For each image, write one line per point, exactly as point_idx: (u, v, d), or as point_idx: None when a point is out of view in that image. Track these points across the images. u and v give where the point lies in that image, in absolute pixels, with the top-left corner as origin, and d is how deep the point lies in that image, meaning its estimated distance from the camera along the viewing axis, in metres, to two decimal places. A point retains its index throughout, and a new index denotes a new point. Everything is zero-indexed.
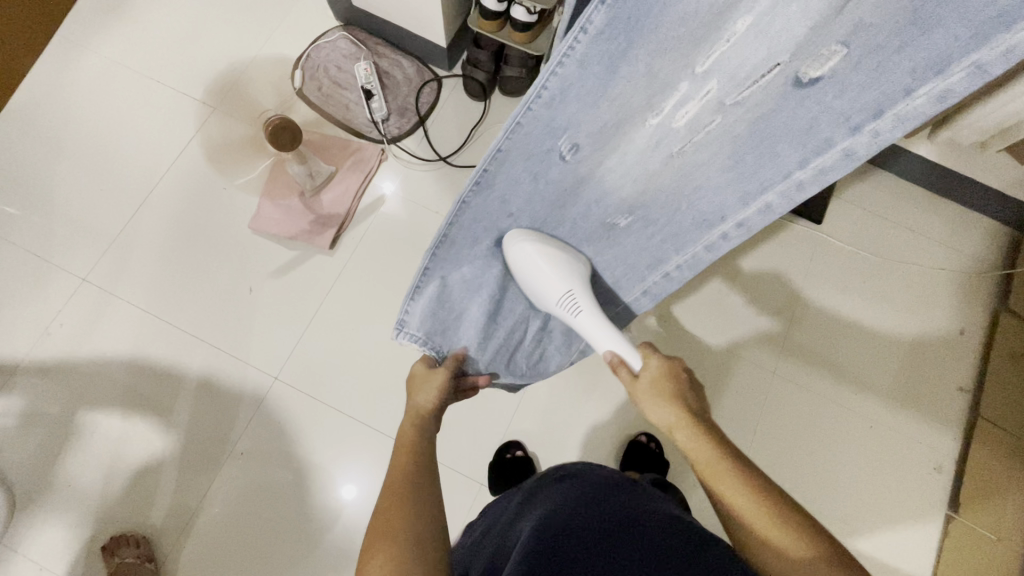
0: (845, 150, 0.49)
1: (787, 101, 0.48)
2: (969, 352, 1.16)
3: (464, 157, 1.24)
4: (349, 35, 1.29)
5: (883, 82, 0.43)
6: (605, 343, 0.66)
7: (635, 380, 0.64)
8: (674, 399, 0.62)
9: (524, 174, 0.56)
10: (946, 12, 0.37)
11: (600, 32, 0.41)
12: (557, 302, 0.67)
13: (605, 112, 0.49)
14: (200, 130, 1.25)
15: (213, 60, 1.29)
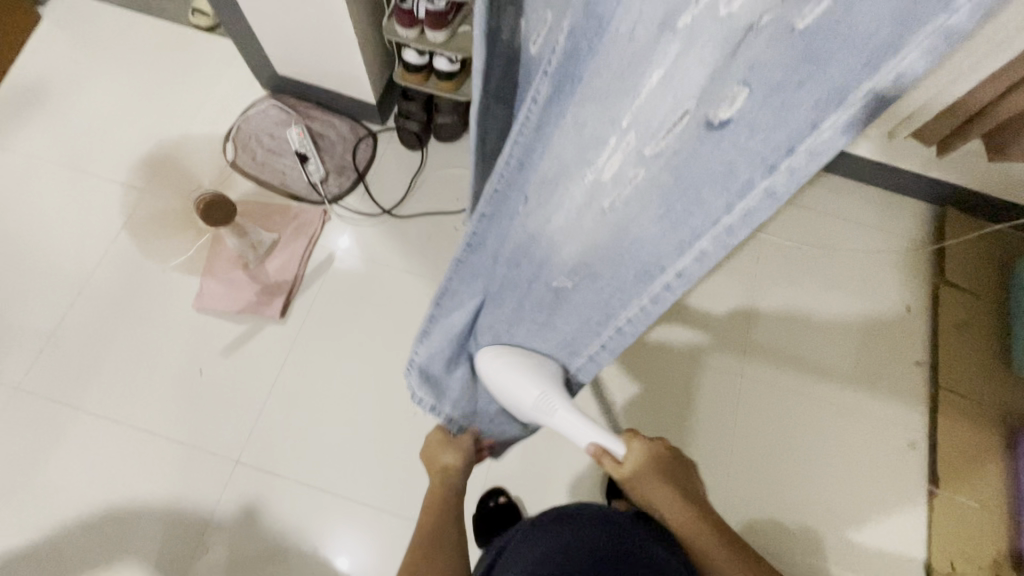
0: (763, 193, 0.43)
1: (704, 146, 0.44)
2: (919, 327, 1.21)
3: (408, 207, 1.24)
4: (280, 102, 1.30)
5: (787, 122, 0.39)
6: (585, 437, 0.71)
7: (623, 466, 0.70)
8: (654, 479, 0.69)
9: (502, 228, 0.63)
10: (833, 45, 0.34)
11: (549, 98, 0.47)
12: (536, 400, 0.73)
13: (546, 165, 0.54)
14: (134, 214, 1.21)
15: (140, 143, 1.27)
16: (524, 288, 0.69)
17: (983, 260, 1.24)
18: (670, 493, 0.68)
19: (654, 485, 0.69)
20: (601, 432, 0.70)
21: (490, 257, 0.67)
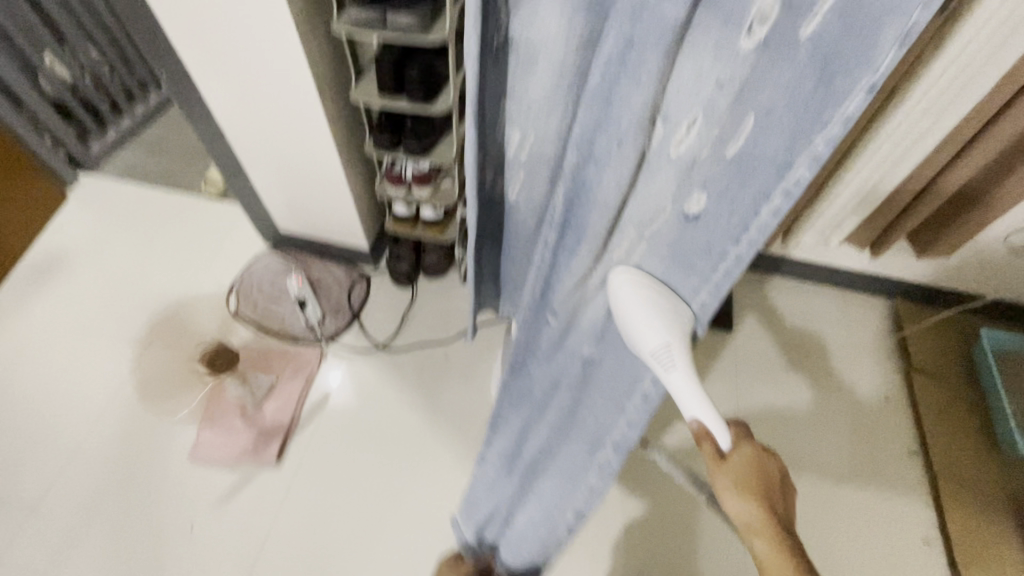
0: (730, 268, 0.54)
1: (683, 233, 0.55)
2: (902, 415, 1.24)
3: (401, 340, 1.31)
4: (279, 255, 1.41)
5: (737, 205, 0.51)
6: (695, 411, 0.59)
7: (719, 460, 0.59)
8: (749, 486, 0.59)
9: (540, 332, 0.78)
10: (755, 161, 0.48)
11: (560, 228, 0.66)
12: (653, 352, 0.58)
13: (567, 280, 0.69)
14: (137, 370, 1.26)
15: (148, 302, 1.36)
16: (558, 373, 0.78)
17: (944, 346, 1.32)
18: (761, 513, 0.58)
19: (749, 494, 0.58)
20: (710, 414, 0.59)
21: (537, 359, 0.81)
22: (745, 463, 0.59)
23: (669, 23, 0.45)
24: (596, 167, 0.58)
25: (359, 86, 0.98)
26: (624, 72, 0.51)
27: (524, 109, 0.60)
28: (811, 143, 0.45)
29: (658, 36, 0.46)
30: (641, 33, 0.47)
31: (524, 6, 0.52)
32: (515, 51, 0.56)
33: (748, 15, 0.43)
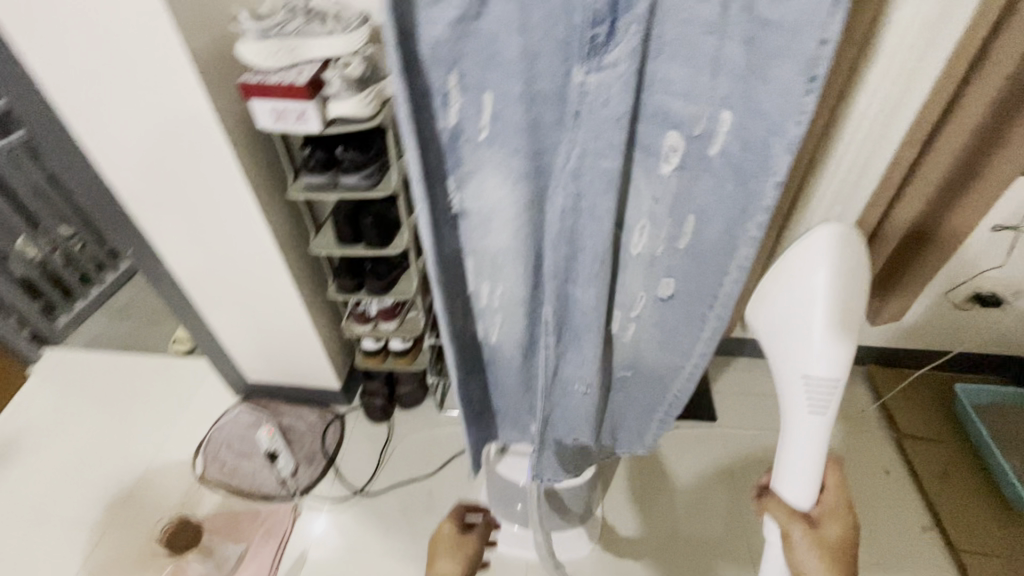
0: (717, 320, 0.65)
1: (666, 309, 0.66)
2: (905, 487, 1.20)
3: (381, 481, 1.25)
4: (251, 404, 1.37)
5: (702, 277, 0.62)
6: (785, 450, 0.57)
7: (811, 535, 0.58)
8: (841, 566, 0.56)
9: (556, 423, 0.79)
10: (711, 247, 0.59)
11: (557, 337, 0.67)
12: (809, 380, 0.51)
13: (573, 372, 0.71)
14: (95, 557, 1.17)
15: (110, 476, 1.30)
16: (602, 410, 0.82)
17: (924, 406, 1.32)
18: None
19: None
20: (812, 468, 0.56)
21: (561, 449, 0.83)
22: (833, 545, 0.57)
23: (607, 176, 0.50)
24: (572, 289, 0.62)
25: (319, 236, 1.04)
26: (576, 219, 0.55)
27: (479, 266, 0.60)
28: (746, 230, 0.56)
29: (603, 186, 0.51)
30: (585, 190, 0.52)
31: (472, 184, 0.53)
32: (471, 220, 0.56)
33: (662, 149, 0.52)
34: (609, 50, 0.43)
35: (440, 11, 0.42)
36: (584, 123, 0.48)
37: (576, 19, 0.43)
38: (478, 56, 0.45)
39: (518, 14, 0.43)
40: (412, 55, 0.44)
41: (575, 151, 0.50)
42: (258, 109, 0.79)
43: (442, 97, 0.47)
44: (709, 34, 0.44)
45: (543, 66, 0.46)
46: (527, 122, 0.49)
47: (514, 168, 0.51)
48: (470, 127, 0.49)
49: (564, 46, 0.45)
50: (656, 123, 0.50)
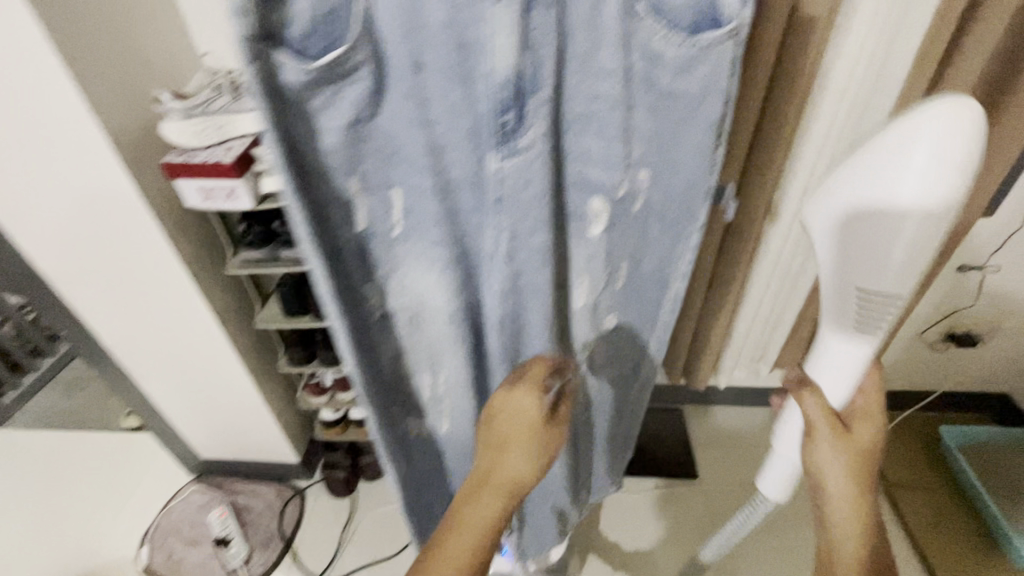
0: (662, 335, 0.64)
1: (618, 344, 0.63)
2: (898, 541, 1.14)
3: (342, 564, 1.18)
4: (203, 483, 1.28)
5: (642, 301, 0.60)
6: (825, 359, 0.55)
7: (839, 437, 0.54)
8: (859, 485, 0.52)
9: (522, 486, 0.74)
10: (648, 270, 0.57)
11: None
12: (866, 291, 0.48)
13: None
14: None
15: (51, 568, 1.22)
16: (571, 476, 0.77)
17: (908, 450, 1.27)
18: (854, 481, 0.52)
19: (855, 476, 0.52)
20: (855, 368, 0.53)
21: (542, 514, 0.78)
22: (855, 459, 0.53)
23: (541, 252, 0.44)
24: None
25: (266, 310, 1.00)
26: (517, 303, 0.48)
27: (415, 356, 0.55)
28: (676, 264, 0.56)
29: (540, 263, 0.45)
30: (523, 272, 0.45)
31: (392, 280, 0.48)
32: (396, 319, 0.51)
33: (587, 213, 0.47)
34: (522, 134, 0.38)
35: (332, 116, 0.36)
36: (507, 210, 0.40)
37: (480, 110, 0.38)
38: (377, 155, 0.40)
39: (416, 109, 0.38)
40: (304, 168, 0.38)
41: (503, 238, 0.42)
42: (184, 189, 0.75)
43: (344, 204, 0.42)
44: (614, 109, 0.41)
45: (449, 157, 0.41)
46: (444, 214, 0.43)
47: (434, 257, 0.46)
48: (381, 225, 0.44)
49: (471, 136, 0.39)
50: (579, 189, 0.46)
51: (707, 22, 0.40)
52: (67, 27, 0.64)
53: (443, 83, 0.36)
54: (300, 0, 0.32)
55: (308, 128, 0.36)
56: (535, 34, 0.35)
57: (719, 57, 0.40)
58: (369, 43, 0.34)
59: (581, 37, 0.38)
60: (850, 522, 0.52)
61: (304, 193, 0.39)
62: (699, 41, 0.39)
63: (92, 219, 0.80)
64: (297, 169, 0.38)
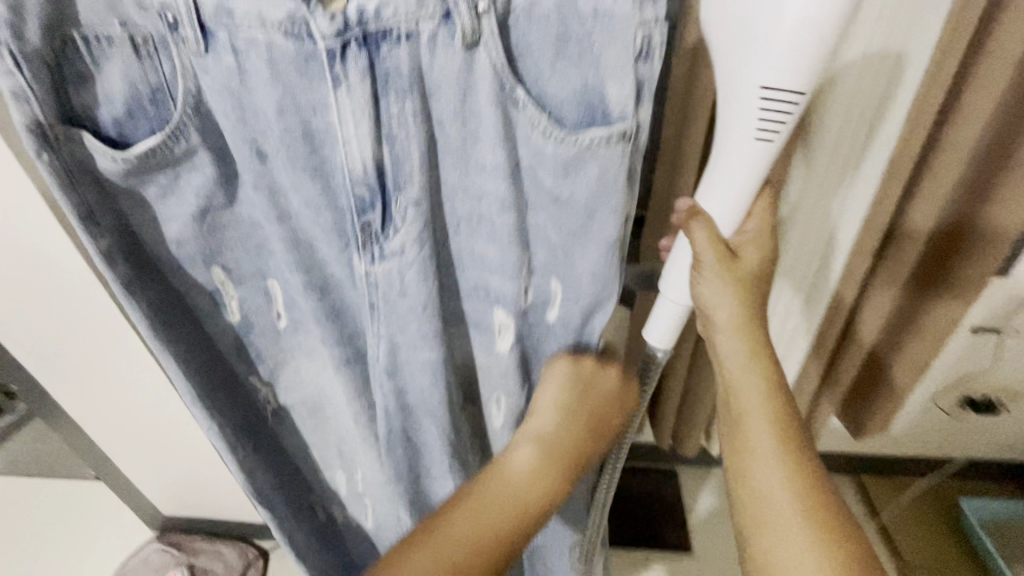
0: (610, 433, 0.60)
1: None
2: None
3: None
4: (165, 541, 1.21)
5: None
6: (709, 186, 0.45)
7: (725, 263, 0.46)
8: (743, 329, 0.48)
9: None
10: None
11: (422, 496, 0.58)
12: (766, 97, 0.38)
13: None
14: None
15: None
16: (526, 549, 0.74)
17: (927, 527, 1.16)
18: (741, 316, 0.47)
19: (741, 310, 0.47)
20: (746, 184, 0.43)
21: None
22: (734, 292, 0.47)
23: (427, 368, 0.45)
24: (437, 454, 0.53)
25: None
26: (411, 410, 0.49)
27: (335, 437, 0.60)
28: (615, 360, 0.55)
29: (428, 377, 0.46)
30: (408, 382, 0.47)
31: (269, 372, 0.54)
32: (289, 411, 0.58)
33: (491, 324, 0.48)
34: (388, 237, 0.39)
35: (176, 200, 0.41)
36: (382, 317, 0.42)
37: (344, 209, 0.40)
38: (244, 246, 0.45)
39: (272, 203, 0.41)
40: (148, 255, 0.44)
41: (383, 346, 0.44)
42: None
43: (212, 296, 0.47)
44: (503, 210, 0.41)
45: (321, 250, 0.43)
46: (324, 308, 0.46)
47: (319, 355, 0.51)
48: (265, 318, 0.50)
49: (340, 235, 0.41)
50: (477, 294, 0.47)
51: (597, 119, 0.38)
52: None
53: (292, 174, 0.38)
54: (114, 84, 0.36)
55: (146, 211, 0.41)
56: (391, 127, 0.36)
57: (611, 158, 0.38)
58: (198, 129, 0.37)
59: (451, 131, 0.38)
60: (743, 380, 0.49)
61: (150, 280, 0.45)
62: (581, 137, 0.37)
63: (37, 284, 0.75)
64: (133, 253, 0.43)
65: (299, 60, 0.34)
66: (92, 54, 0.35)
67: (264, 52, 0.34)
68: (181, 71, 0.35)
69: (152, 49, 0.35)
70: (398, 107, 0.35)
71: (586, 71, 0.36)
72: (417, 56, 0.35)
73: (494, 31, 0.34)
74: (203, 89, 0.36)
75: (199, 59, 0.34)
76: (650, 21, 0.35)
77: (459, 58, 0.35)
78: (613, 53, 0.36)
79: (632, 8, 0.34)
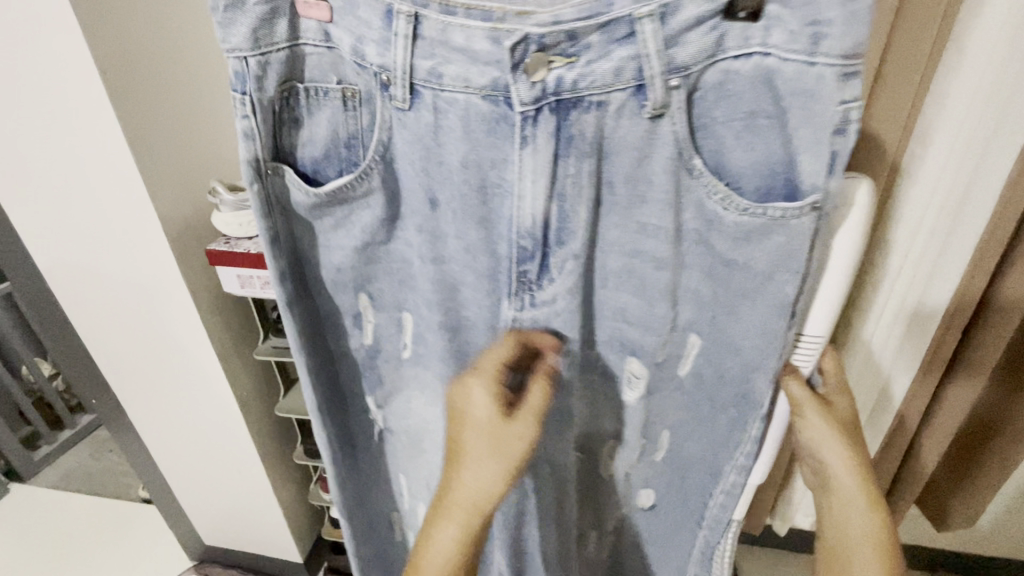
0: (720, 510, 0.55)
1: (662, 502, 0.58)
2: None
3: None
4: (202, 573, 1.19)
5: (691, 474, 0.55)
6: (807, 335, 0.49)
7: (824, 408, 0.50)
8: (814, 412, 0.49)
9: None
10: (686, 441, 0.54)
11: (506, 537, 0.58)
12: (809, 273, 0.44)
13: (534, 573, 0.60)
14: None
15: None
16: None
17: None
18: (846, 451, 0.48)
19: (843, 445, 0.48)
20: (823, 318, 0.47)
21: None
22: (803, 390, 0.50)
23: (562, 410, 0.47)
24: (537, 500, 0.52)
25: (287, 399, 0.96)
26: None
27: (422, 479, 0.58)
28: (732, 456, 0.52)
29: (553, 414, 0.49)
30: None
31: (383, 397, 0.53)
32: (396, 440, 0.57)
33: (622, 374, 0.48)
34: (542, 287, 0.42)
35: (346, 235, 0.44)
36: (525, 357, 0.45)
37: (499, 256, 0.42)
38: (391, 280, 0.47)
39: (430, 245, 0.43)
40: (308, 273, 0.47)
41: (517, 384, 0.47)
42: (225, 276, 0.77)
43: (353, 317, 0.49)
44: (658, 268, 0.42)
45: (464, 293, 0.44)
46: (453, 352, 0.47)
47: (433, 387, 0.51)
48: (392, 345, 0.50)
49: (490, 281, 0.43)
50: (612, 347, 0.47)
51: (784, 192, 0.39)
52: (139, 125, 0.67)
53: (458, 223, 0.41)
54: (318, 132, 0.41)
55: (335, 229, 0.44)
56: (564, 186, 0.38)
57: (796, 230, 0.39)
58: (382, 175, 0.41)
59: (622, 193, 0.40)
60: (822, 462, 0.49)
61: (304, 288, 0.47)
62: (770, 210, 0.39)
63: (141, 297, 0.81)
64: (297, 264, 0.45)
65: (488, 122, 0.37)
66: (307, 100, 0.41)
67: (460, 110, 0.37)
68: (377, 120, 0.39)
69: (359, 102, 0.40)
70: (575, 167, 0.38)
71: (772, 143, 0.38)
72: (601, 121, 0.37)
73: (682, 103, 0.37)
74: (395, 140, 0.40)
75: (403, 114, 0.38)
76: (849, 101, 0.35)
77: (643, 128, 0.37)
78: (809, 133, 0.37)
79: (833, 91, 0.35)
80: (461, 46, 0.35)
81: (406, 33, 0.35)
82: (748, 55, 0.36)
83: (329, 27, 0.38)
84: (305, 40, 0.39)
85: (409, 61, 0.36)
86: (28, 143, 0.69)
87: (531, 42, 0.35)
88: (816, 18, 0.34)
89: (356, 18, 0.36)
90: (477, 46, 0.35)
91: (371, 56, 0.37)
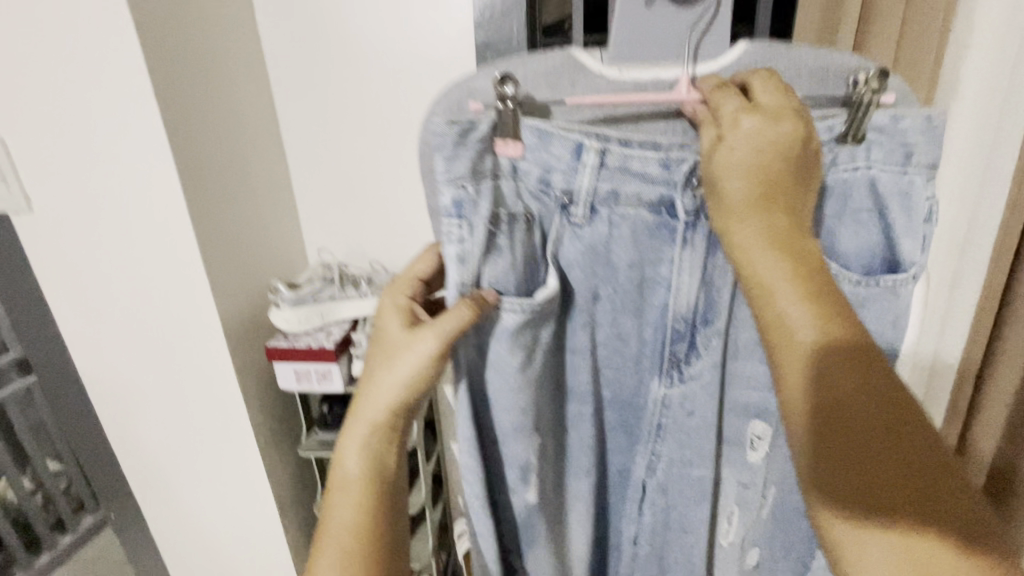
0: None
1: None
2: None
3: None
4: None
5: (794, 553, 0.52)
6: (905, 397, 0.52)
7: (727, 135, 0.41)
8: (767, 292, 0.38)
9: None
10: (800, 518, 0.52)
11: None
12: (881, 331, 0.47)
13: None
14: None
15: None
16: None
17: None
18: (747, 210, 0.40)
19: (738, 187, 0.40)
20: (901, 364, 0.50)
21: None
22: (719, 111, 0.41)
23: (700, 485, 0.50)
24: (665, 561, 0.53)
25: None
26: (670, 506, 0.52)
27: None
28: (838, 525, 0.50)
29: (696, 496, 0.50)
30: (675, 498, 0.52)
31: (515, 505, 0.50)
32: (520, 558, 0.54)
33: (745, 438, 0.50)
34: (691, 363, 0.47)
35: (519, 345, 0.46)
36: (670, 435, 0.50)
37: (647, 339, 0.49)
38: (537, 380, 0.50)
39: (588, 333, 0.49)
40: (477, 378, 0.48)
41: (660, 464, 0.51)
42: (280, 372, 0.78)
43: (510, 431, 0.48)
44: None
45: (609, 372, 0.51)
46: (596, 427, 0.52)
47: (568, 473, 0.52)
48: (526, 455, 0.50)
49: (636, 360, 0.50)
50: (737, 416, 0.50)
51: (885, 266, 0.46)
52: (206, 222, 0.72)
53: (615, 313, 0.48)
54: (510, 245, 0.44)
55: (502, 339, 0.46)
56: (714, 275, 0.46)
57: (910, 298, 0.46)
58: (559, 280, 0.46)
59: None
60: (792, 344, 0.37)
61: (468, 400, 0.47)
62: (882, 280, 0.46)
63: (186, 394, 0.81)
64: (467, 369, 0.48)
65: (653, 228, 0.45)
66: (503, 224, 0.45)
67: (629, 222, 0.45)
68: (550, 233, 0.46)
69: (538, 220, 0.46)
70: (722, 261, 0.45)
71: (874, 230, 0.46)
72: None
73: None
74: (562, 245, 0.46)
75: (579, 228, 0.45)
76: (930, 195, 0.44)
77: None
78: (904, 221, 0.45)
79: (923, 188, 0.44)
80: (636, 171, 0.43)
81: (593, 164, 0.43)
82: (854, 169, 0.45)
83: (518, 162, 0.43)
84: (501, 174, 0.43)
85: (593, 184, 0.44)
86: (121, 239, 0.72)
87: (698, 166, 0.43)
88: (905, 140, 0.43)
89: (548, 153, 0.43)
90: (650, 170, 0.43)
91: (557, 184, 0.44)
